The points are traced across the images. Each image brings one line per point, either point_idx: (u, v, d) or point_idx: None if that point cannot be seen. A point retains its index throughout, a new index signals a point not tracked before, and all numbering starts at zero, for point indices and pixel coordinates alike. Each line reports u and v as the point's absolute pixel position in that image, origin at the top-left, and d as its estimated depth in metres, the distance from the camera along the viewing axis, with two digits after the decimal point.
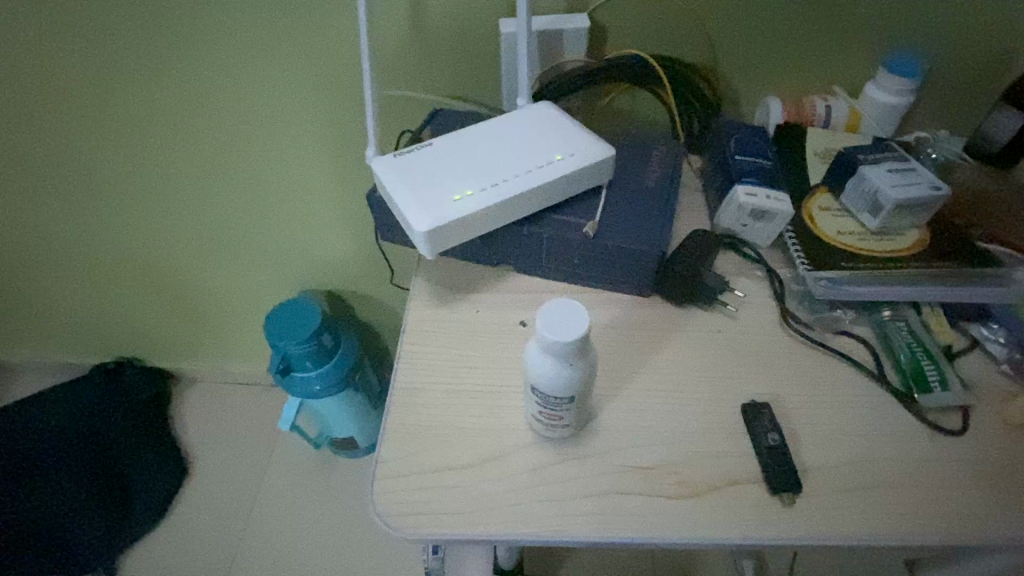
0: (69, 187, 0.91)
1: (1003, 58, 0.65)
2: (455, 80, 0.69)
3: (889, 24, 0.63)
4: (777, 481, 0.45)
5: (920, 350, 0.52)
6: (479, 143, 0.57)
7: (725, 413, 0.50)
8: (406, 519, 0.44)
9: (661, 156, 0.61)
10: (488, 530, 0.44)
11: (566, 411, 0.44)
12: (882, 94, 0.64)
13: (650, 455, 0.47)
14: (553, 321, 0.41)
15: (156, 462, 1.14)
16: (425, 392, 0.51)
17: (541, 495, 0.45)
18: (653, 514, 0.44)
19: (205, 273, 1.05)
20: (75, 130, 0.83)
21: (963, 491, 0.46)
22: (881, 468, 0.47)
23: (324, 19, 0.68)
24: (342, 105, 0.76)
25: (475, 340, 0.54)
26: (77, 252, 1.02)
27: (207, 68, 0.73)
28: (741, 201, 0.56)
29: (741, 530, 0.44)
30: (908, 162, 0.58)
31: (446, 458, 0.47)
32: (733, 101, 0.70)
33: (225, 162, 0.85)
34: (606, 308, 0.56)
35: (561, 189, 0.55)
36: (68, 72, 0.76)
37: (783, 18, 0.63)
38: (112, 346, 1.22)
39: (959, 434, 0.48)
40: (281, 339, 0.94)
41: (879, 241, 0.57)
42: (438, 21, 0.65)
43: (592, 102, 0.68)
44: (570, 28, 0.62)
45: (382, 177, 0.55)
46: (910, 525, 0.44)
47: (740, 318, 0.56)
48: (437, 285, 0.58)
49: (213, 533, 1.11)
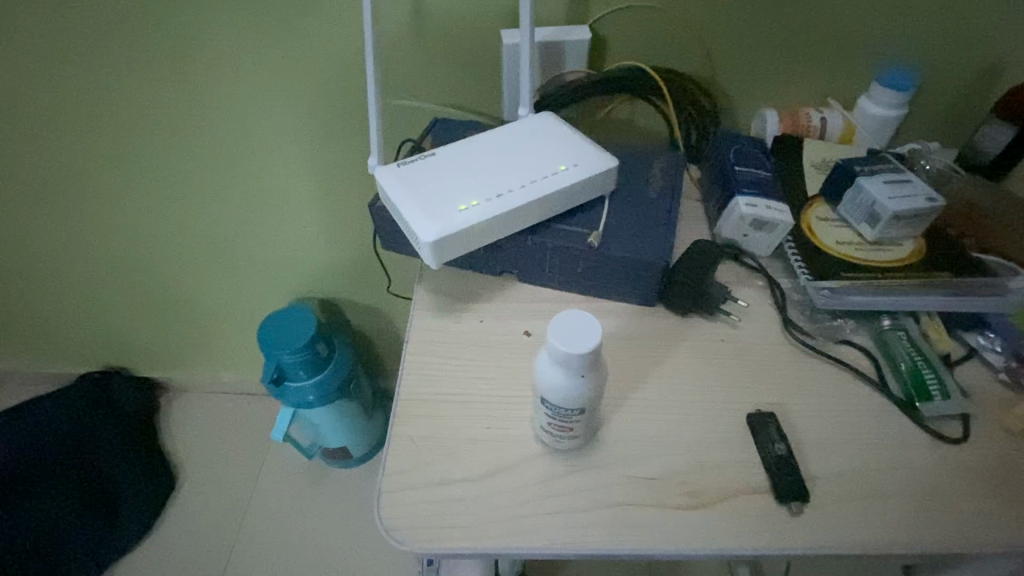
0: (59, 197, 0.90)
1: (994, 72, 0.66)
2: (456, 91, 0.70)
3: (884, 39, 0.64)
4: (784, 491, 0.46)
5: (920, 359, 0.53)
6: (482, 153, 0.58)
7: (731, 423, 0.50)
8: (416, 533, 0.44)
9: (662, 166, 0.62)
10: (498, 542, 0.44)
11: (576, 422, 0.44)
12: (873, 106, 0.65)
13: (658, 465, 0.47)
14: (565, 333, 0.41)
15: (146, 473, 1.13)
16: (432, 402, 0.51)
17: (551, 507, 0.45)
18: (662, 524, 0.45)
19: (198, 282, 1.04)
20: (69, 138, 0.82)
21: (967, 499, 0.46)
22: (886, 477, 0.47)
23: (326, 29, 0.68)
24: (342, 115, 0.76)
25: (480, 351, 0.54)
26: (65, 261, 1.01)
27: (205, 78, 0.73)
28: (743, 212, 0.57)
29: (750, 539, 0.44)
30: (904, 173, 0.59)
31: (453, 469, 0.47)
32: (730, 112, 0.70)
33: (221, 172, 0.85)
34: (611, 318, 0.56)
35: (565, 199, 0.56)
36: (64, 79, 0.75)
37: (781, 31, 0.64)
38: (99, 356, 1.20)
39: (960, 442, 0.49)
40: (275, 348, 0.93)
41: (876, 251, 0.58)
42: (440, 32, 0.65)
43: (591, 113, 0.69)
44: (571, 40, 0.62)
45: (387, 187, 0.55)
46: (915, 533, 0.44)
47: (743, 327, 0.56)
48: (440, 295, 0.58)
49: (206, 544, 1.10)
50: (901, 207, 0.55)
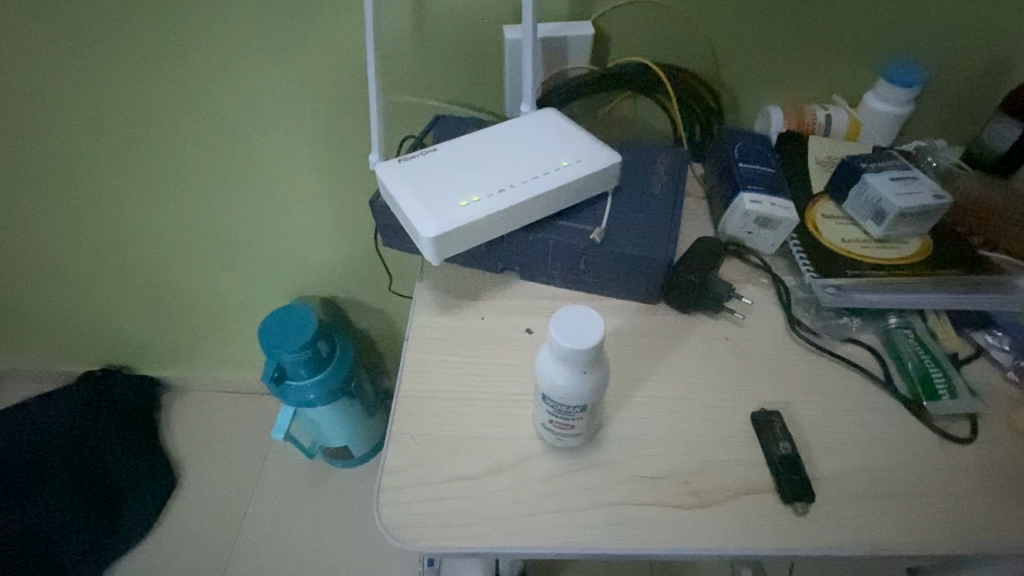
0: (60, 194, 0.90)
1: (1000, 69, 0.66)
2: (458, 88, 0.69)
3: (890, 35, 0.64)
4: (789, 491, 0.45)
5: (927, 357, 0.52)
6: (484, 149, 0.57)
7: (735, 422, 0.49)
8: (415, 532, 0.43)
9: (666, 163, 0.61)
10: (498, 542, 0.43)
11: (578, 419, 0.44)
12: (879, 103, 0.65)
13: (661, 464, 0.47)
14: (566, 329, 0.40)
15: (147, 471, 1.13)
16: (432, 400, 0.50)
17: (552, 507, 0.45)
18: (663, 524, 0.44)
19: (200, 281, 1.04)
20: (72, 135, 0.81)
21: (975, 500, 0.46)
22: (892, 476, 0.46)
23: (328, 26, 0.68)
24: (342, 112, 0.76)
25: (481, 349, 0.54)
26: (68, 259, 1.01)
27: (207, 75, 0.73)
28: (746, 208, 0.56)
29: (754, 540, 0.43)
30: (909, 170, 0.58)
31: (452, 467, 0.47)
32: (734, 109, 0.70)
33: (222, 170, 0.84)
34: (613, 315, 0.56)
35: (566, 195, 0.55)
36: (67, 76, 0.75)
37: (786, 28, 0.63)
38: (100, 354, 1.20)
39: (968, 442, 0.48)
40: (276, 347, 0.93)
41: (881, 249, 0.57)
42: (442, 29, 0.65)
43: (594, 110, 0.68)
44: (574, 36, 0.62)
45: (387, 183, 0.54)
46: (922, 534, 0.44)
47: (746, 325, 0.56)
48: (441, 293, 0.58)
49: (206, 543, 1.10)
50: (907, 204, 0.54)
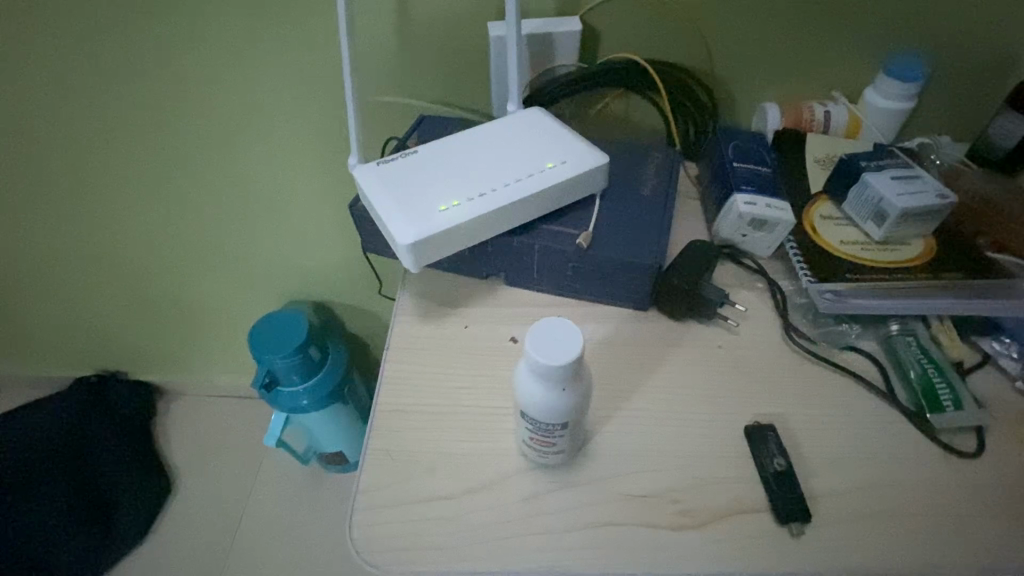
0: (46, 201, 0.88)
1: (1005, 61, 0.63)
2: (444, 87, 0.67)
3: (892, 28, 0.61)
4: (785, 511, 0.42)
5: (930, 366, 0.50)
6: (466, 151, 0.55)
7: (728, 435, 0.47)
8: (391, 556, 0.41)
9: (658, 164, 0.59)
10: (478, 566, 0.41)
11: (559, 437, 0.42)
12: (879, 98, 0.62)
13: (652, 481, 0.45)
14: (542, 342, 0.38)
15: (140, 477, 1.11)
16: (413, 414, 0.48)
17: (536, 528, 0.42)
18: (652, 546, 0.42)
19: (190, 285, 1.02)
20: (54, 141, 0.79)
21: (982, 520, 0.43)
22: (894, 493, 0.44)
23: (309, 27, 0.65)
24: (327, 113, 0.74)
25: (464, 359, 0.51)
26: (56, 265, 0.99)
27: (188, 78, 0.71)
28: (740, 210, 0.54)
29: (745, 562, 0.41)
30: (912, 168, 0.55)
31: (432, 485, 0.44)
32: (730, 105, 0.67)
33: (208, 173, 0.82)
34: (600, 323, 0.54)
35: (551, 198, 0.53)
36: (46, 83, 0.72)
37: (782, 21, 0.61)
38: (93, 360, 1.18)
39: (974, 457, 0.46)
40: (268, 353, 0.90)
41: (882, 251, 0.55)
42: (426, 26, 0.62)
43: (584, 108, 0.66)
44: (560, 31, 0.59)
45: (366, 187, 0.52)
46: (926, 557, 0.41)
47: (741, 333, 0.53)
48: (424, 300, 0.56)
49: (200, 550, 1.08)
50: (910, 204, 0.52)
